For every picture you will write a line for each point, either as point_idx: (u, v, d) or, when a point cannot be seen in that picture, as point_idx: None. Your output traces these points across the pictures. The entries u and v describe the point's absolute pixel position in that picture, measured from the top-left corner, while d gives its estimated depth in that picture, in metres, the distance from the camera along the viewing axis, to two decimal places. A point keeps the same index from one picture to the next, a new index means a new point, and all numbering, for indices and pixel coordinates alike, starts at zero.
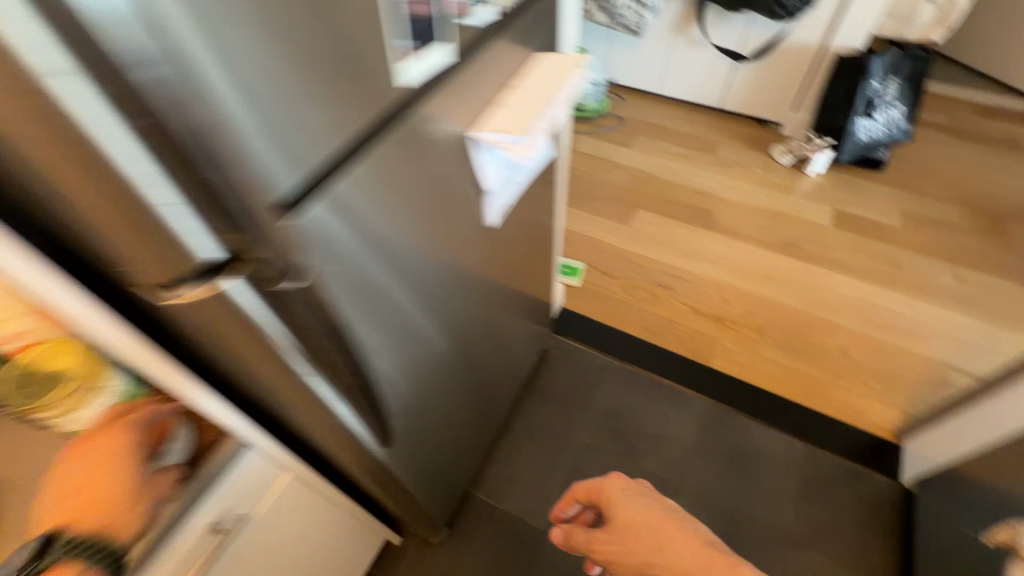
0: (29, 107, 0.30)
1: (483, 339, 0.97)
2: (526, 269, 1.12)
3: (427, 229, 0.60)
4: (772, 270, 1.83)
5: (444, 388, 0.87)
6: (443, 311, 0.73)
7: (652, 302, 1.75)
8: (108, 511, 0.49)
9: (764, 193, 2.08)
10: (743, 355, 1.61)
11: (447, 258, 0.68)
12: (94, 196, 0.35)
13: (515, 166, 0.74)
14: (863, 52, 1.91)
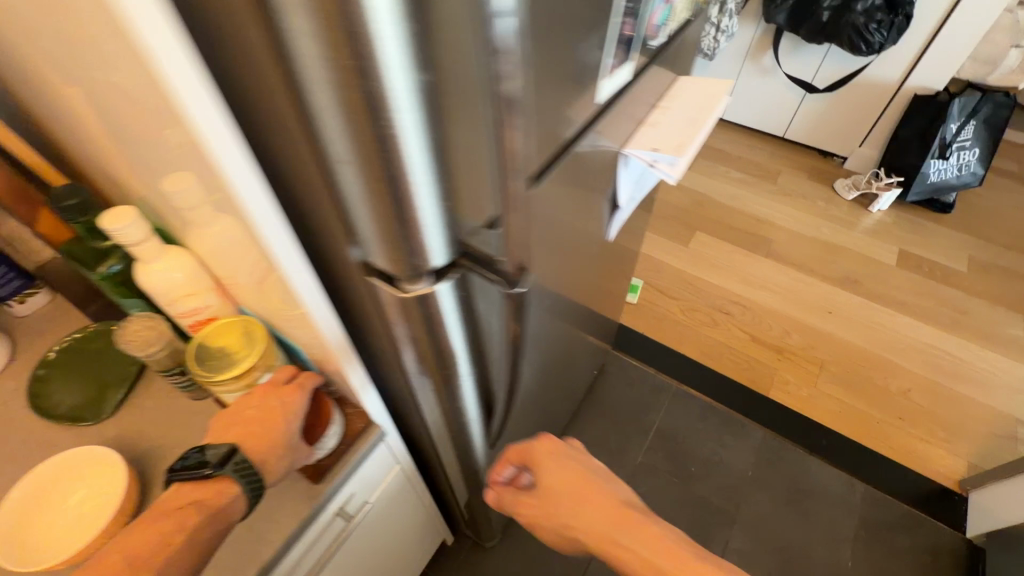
0: (355, 124, 0.29)
1: (567, 348, 0.98)
2: (609, 284, 1.13)
3: (571, 243, 0.61)
4: (833, 305, 1.81)
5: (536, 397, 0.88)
6: (559, 322, 0.74)
7: (709, 326, 1.73)
8: (265, 448, 0.50)
9: (826, 226, 2.06)
10: (802, 389, 1.59)
11: (575, 270, 0.69)
12: (369, 208, 0.34)
13: (642, 186, 0.75)
14: (942, 94, 1.88)
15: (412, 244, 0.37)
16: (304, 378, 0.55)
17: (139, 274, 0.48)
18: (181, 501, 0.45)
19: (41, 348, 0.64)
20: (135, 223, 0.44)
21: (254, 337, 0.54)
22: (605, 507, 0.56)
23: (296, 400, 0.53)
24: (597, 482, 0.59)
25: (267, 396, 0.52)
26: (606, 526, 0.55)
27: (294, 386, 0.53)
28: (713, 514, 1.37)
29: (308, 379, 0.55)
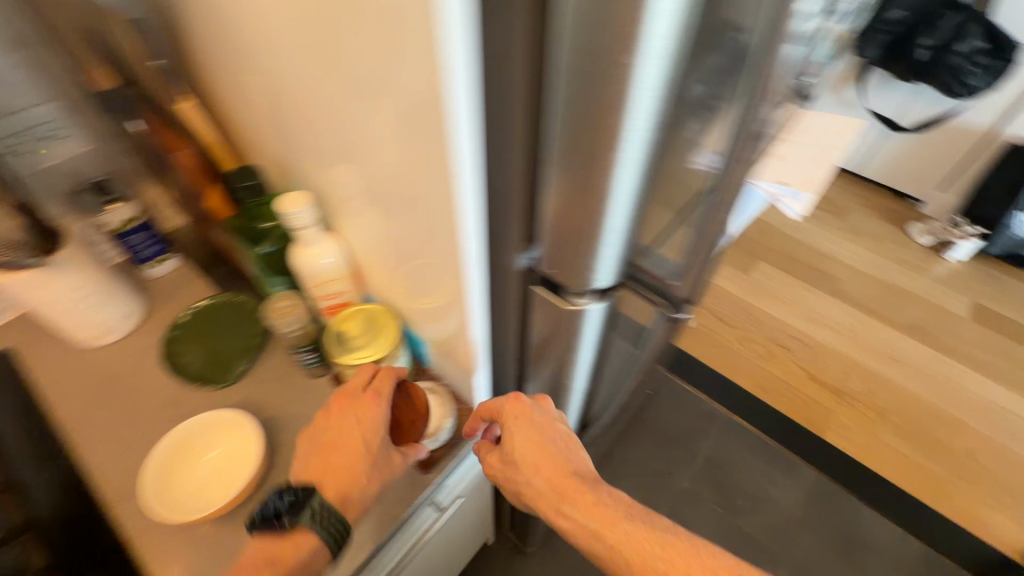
0: (584, 138, 0.31)
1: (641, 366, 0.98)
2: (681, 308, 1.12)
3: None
4: (898, 352, 1.74)
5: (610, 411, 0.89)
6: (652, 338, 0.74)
7: (765, 358, 1.70)
8: (343, 486, 0.49)
9: (896, 269, 1.99)
10: (859, 435, 1.55)
11: None
12: (560, 216, 0.35)
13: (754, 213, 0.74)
14: None
15: (589, 261, 0.38)
16: (381, 384, 0.52)
17: (296, 257, 0.51)
18: (257, 558, 0.45)
19: (173, 309, 0.69)
20: (307, 209, 0.48)
21: (385, 325, 0.56)
22: (559, 482, 0.50)
23: (374, 416, 0.50)
24: (557, 457, 0.52)
25: (345, 410, 0.51)
26: (556, 496, 0.50)
27: (369, 397, 0.51)
28: (756, 551, 1.34)
29: (385, 384, 0.52)
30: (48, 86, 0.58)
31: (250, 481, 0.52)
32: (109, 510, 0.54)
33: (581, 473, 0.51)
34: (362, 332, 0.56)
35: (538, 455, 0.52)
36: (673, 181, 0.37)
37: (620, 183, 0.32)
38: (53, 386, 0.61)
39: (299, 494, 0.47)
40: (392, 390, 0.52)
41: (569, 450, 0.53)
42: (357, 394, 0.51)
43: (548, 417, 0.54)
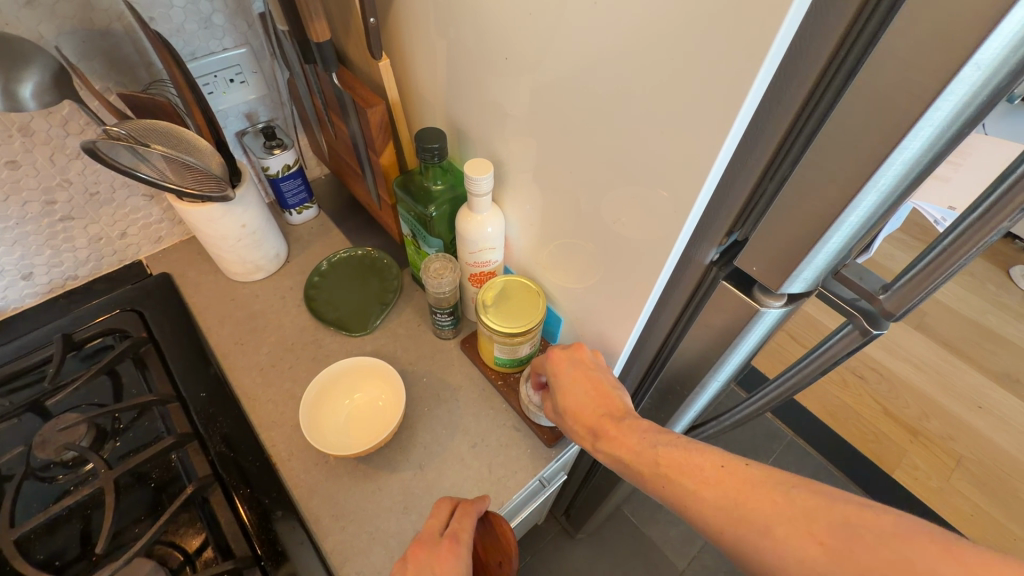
0: (849, 145, 0.30)
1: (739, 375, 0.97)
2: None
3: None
4: (985, 398, 1.64)
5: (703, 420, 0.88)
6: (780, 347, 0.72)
7: (838, 385, 1.64)
8: None
9: (993, 311, 1.85)
10: (931, 479, 1.48)
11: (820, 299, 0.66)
12: (787, 217, 0.35)
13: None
14: None
15: (796, 265, 0.37)
16: (459, 527, 0.47)
17: (465, 221, 0.53)
18: None
19: (312, 256, 0.73)
20: (488, 176, 0.49)
21: (533, 298, 0.57)
22: (591, 420, 0.49)
23: (453, 567, 0.44)
24: (591, 396, 0.50)
25: (421, 560, 0.44)
26: (590, 433, 0.48)
27: (448, 542, 0.45)
28: None
29: (463, 527, 0.47)
30: (242, 30, 0.62)
31: (390, 431, 0.54)
32: (256, 431, 0.58)
33: (615, 414, 0.48)
34: (508, 301, 0.57)
35: (574, 404, 0.50)
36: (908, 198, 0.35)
37: (874, 189, 0.31)
38: (210, 313, 0.67)
39: None
40: (472, 531, 0.47)
41: (608, 394, 0.50)
42: (440, 537, 0.46)
43: (582, 365, 0.52)
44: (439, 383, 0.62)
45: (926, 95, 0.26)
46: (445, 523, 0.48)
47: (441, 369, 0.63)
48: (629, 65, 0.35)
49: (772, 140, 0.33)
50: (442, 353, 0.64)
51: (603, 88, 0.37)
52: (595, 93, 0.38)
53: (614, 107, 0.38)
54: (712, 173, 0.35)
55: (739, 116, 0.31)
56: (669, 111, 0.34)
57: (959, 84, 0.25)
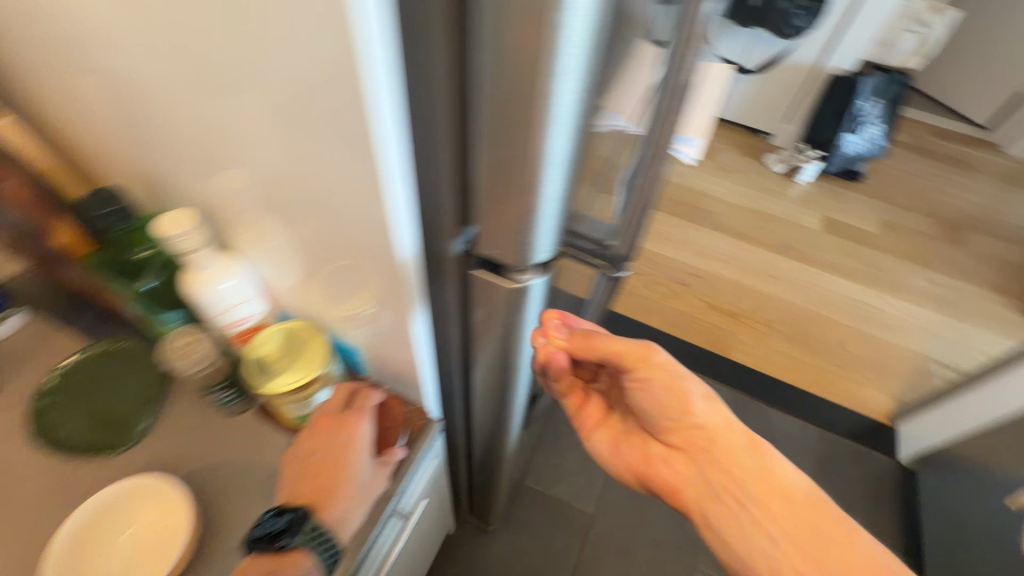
0: (510, 109, 0.30)
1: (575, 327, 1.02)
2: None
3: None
4: (775, 270, 1.98)
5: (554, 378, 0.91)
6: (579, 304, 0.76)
7: (671, 298, 1.86)
8: (335, 501, 0.47)
9: (761, 198, 2.24)
10: (756, 348, 1.75)
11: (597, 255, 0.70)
12: (499, 189, 0.34)
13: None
14: (852, 74, 2.13)
15: (527, 232, 0.37)
16: (362, 401, 0.52)
17: (188, 286, 0.46)
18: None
19: (37, 368, 0.58)
20: (193, 230, 0.42)
21: (311, 344, 0.52)
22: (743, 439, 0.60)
23: (358, 432, 0.50)
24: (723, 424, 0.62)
25: (327, 430, 0.50)
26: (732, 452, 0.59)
27: (352, 413, 0.51)
28: None
29: (365, 400, 0.52)
30: None
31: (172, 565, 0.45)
32: None
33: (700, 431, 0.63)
34: (286, 356, 0.51)
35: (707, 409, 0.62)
36: (597, 141, 0.37)
37: (555, 144, 0.31)
38: None
39: (295, 516, 0.45)
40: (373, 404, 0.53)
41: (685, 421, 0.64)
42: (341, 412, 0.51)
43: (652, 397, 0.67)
44: (243, 464, 0.53)
45: (546, 33, 0.26)
46: (345, 402, 0.52)
47: (242, 445, 0.54)
48: (250, 65, 0.30)
49: (444, 120, 0.32)
50: (240, 424, 0.55)
51: (246, 96, 0.32)
52: (243, 104, 0.33)
53: (268, 115, 0.32)
54: (401, 168, 0.33)
55: (388, 107, 0.29)
56: (317, 112, 0.30)
57: (570, 30, 0.26)
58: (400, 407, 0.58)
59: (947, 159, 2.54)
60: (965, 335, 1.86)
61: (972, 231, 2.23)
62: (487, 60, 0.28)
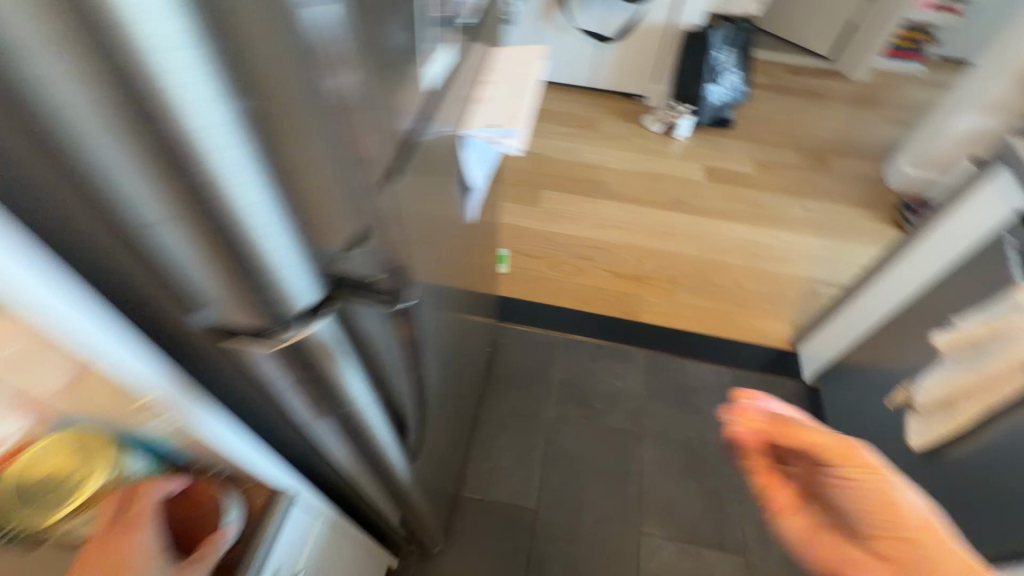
0: (165, 160, 0.29)
1: (454, 332, 0.98)
2: (476, 260, 1.14)
3: (435, 232, 0.60)
4: (669, 227, 2.05)
5: (440, 386, 0.85)
6: (441, 324, 0.75)
7: (577, 274, 1.87)
8: None
9: (646, 160, 2.32)
10: (663, 305, 1.81)
11: (443, 269, 0.68)
12: (207, 243, 0.33)
13: (492, 163, 0.77)
14: (703, 28, 2.22)
15: (263, 273, 0.36)
16: (135, 505, 0.42)
17: None
18: None
19: None
20: None
21: (89, 449, 0.42)
22: None
23: (133, 546, 0.40)
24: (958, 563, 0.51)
25: (91, 558, 0.40)
26: None
27: (119, 526, 0.41)
28: (623, 438, 1.50)
29: (139, 504, 0.42)
30: None
31: None
32: None
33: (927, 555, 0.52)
34: (55, 475, 0.41)
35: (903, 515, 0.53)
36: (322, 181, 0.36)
37: (237, 180, 0.31)
38: None
39: None
40: (151, 503, 0.43)
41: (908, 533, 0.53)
42: (112, 526, 0.41)
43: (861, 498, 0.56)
44: None
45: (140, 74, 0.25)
46: (114, 514, 0.42)
47: None
48: None
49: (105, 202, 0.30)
50: None
51: None
52: None
53: None
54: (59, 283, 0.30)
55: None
56: None
57: (177, 68, 0.26)
58: (212, 486, 0.48)
59: (803, 93, 2.74)
60: (843, 252, 2.03)
61: (833, 155, 2.43)
62: (101, 130, 0.27)
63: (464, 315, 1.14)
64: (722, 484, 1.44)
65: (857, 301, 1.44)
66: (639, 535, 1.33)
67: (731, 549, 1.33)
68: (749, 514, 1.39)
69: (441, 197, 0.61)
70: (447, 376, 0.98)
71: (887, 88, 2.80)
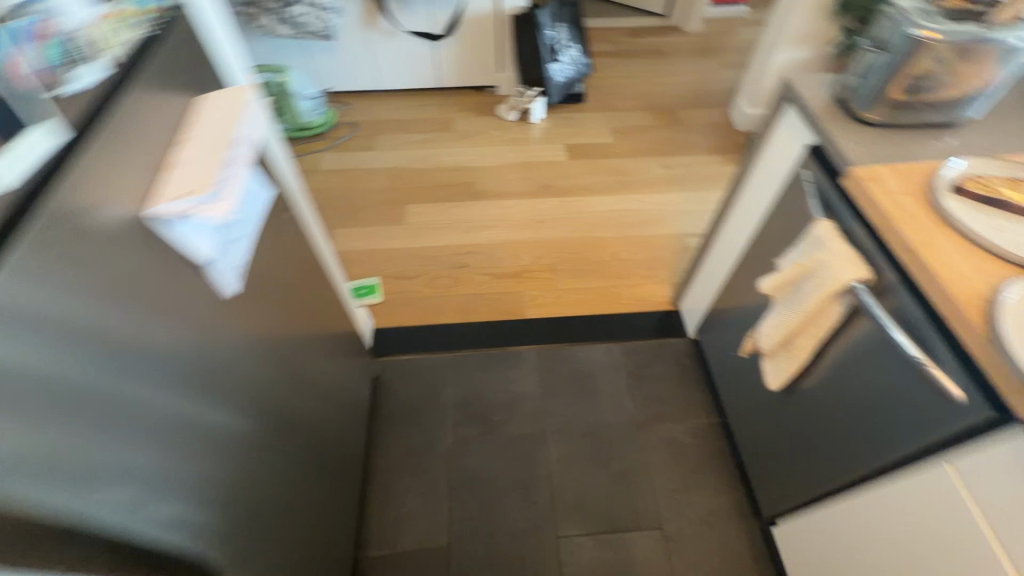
0: None
1: (276, 404, 0.87)
2: (301, 313, 1.04)
3: (120, 326, 0.51)
4: (541, 215, 2.03)
5: (241, 479, 0.73)
6: (215, 404, 0.67)
7: (455, 286, 1.81)
8: None
9: (508, 151, 2.28)
10: (546, 296, 1.79)
11: (184, 350, 0.61)
12: None
13: (234, 232, 0.68)
14: (528, 8, 2.18)
15: None
16: None
17: None
18: None
19: None
20: None
21: None
22: None
23: None
24: None
25: None
26: None
27: None
28: (525, 444, 1.46)
29: None
30: None
31: None
32: None
33: None
34: None
35: None
36: None
37: None
38: None
39: None
40: None
41: None
42: None
43: None
44: None
45: None
46: None
47: None
48: None
49: None
50: None
51: None
52: None
53: None
54: None
55: None
56: None
57: None
58: None
59: (647, 53, 2.80)
60: (707, 201, 2.09)
61: (684, 109, 2.50)
62: None
63: (305, 375, 1.04)
64: (629, 462, 1.43)
65: (713, 252, 1.47)
66: (556, 540, 1.31)
67: (647, 526, 1.33)
68: (657, 485, 1.39)
69: (109, 282, 0.50)
70: (285, 440, 0.91)
71: (723, 34, 2.92)
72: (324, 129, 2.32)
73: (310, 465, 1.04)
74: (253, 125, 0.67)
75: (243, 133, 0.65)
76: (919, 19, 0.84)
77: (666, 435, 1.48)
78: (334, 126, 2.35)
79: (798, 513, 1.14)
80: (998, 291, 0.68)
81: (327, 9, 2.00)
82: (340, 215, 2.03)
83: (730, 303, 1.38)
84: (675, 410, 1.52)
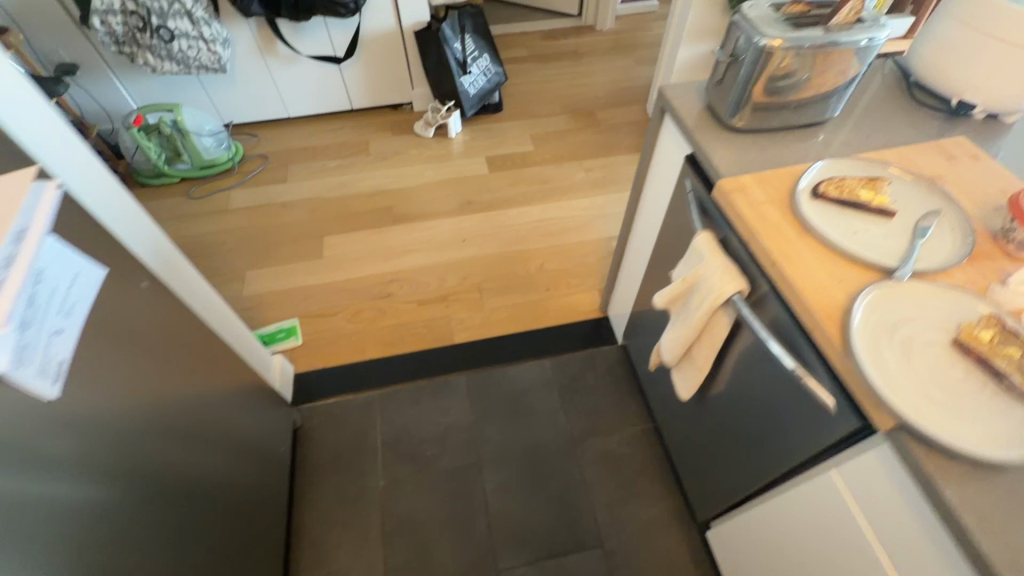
0: None
1: (141, 469, 0.80)
2: (182, 378, 0.96)
3: None
4: (465, 233, 1.99)
5: (87, 562, 0.68)
6: (52, 484, 0.63)
7: (379, 317, 1.75)
8: None
9: (428, 169, 2.23)
10: (474, 318, 1.75)
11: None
12: None
13: (44, 329, 0.63)
14: (431, 23, 2.13)
15: None
16: None
17: None
18: None
19: None
20: None
21: None
22: None
23: None
24: None
25: None
26: None
27: None
28: (460, 477, 1.42)
29: None
30: None
31: None
32: None
33: None
34: None
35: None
36: None
37: None
38: None
39: None
40: None
41: None
42: None
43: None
44: None
45: None
46: None
47: None
48: None
49: None
50: None
51: None
52: None
53: None
54: None
55: None
56: None
57: None
58: None
59: (563, 55, 2.80)
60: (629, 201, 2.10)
61: (602, 109, 2.51)
62: None
63: (191, 431, 0.96)
64: (566, 481, 1.41)
65: (626, 259, 1.47)
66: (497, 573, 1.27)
67: (588, 545, 1.31)
68: (593, 503, 1.37)
69: None
70: (168, 494, 0.86)
71: (635, 30, 2.95)
72: (231, 164, 2.22)
73: (210, 521, 0.98)
74: (49, 216, 0.65)
75: (31, 225, 0.63)
76: (767, 29, 0.83)
77: (601, 448, 1.46)
78: (242, 160, 2.24)
79: (725, 517, 1.14)
80: (851, 301, 0.68)
81: (215, 41, 1.90)
82: (253, 254, 1.93)
83: (645, 310, 1.37)
84: (609, 421, 1.51)
